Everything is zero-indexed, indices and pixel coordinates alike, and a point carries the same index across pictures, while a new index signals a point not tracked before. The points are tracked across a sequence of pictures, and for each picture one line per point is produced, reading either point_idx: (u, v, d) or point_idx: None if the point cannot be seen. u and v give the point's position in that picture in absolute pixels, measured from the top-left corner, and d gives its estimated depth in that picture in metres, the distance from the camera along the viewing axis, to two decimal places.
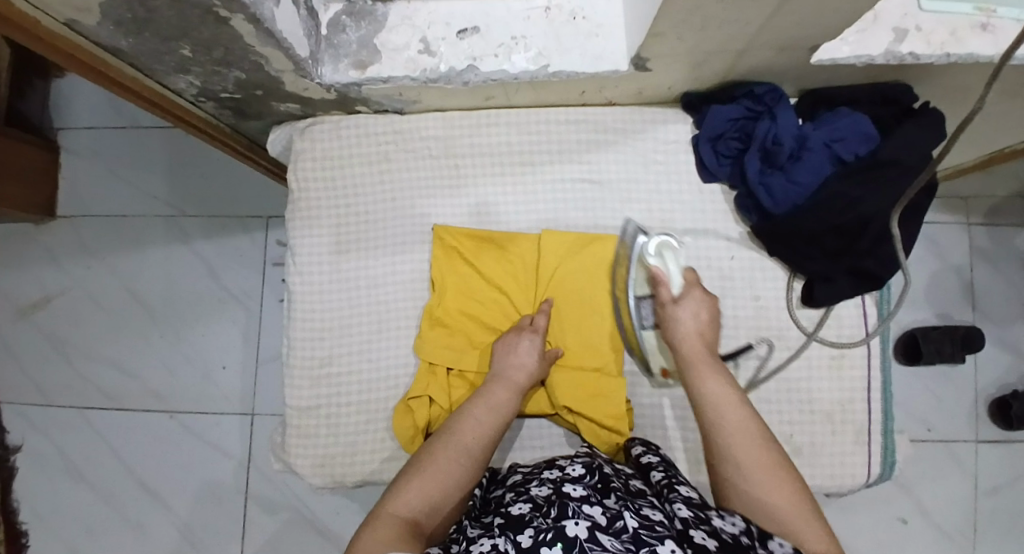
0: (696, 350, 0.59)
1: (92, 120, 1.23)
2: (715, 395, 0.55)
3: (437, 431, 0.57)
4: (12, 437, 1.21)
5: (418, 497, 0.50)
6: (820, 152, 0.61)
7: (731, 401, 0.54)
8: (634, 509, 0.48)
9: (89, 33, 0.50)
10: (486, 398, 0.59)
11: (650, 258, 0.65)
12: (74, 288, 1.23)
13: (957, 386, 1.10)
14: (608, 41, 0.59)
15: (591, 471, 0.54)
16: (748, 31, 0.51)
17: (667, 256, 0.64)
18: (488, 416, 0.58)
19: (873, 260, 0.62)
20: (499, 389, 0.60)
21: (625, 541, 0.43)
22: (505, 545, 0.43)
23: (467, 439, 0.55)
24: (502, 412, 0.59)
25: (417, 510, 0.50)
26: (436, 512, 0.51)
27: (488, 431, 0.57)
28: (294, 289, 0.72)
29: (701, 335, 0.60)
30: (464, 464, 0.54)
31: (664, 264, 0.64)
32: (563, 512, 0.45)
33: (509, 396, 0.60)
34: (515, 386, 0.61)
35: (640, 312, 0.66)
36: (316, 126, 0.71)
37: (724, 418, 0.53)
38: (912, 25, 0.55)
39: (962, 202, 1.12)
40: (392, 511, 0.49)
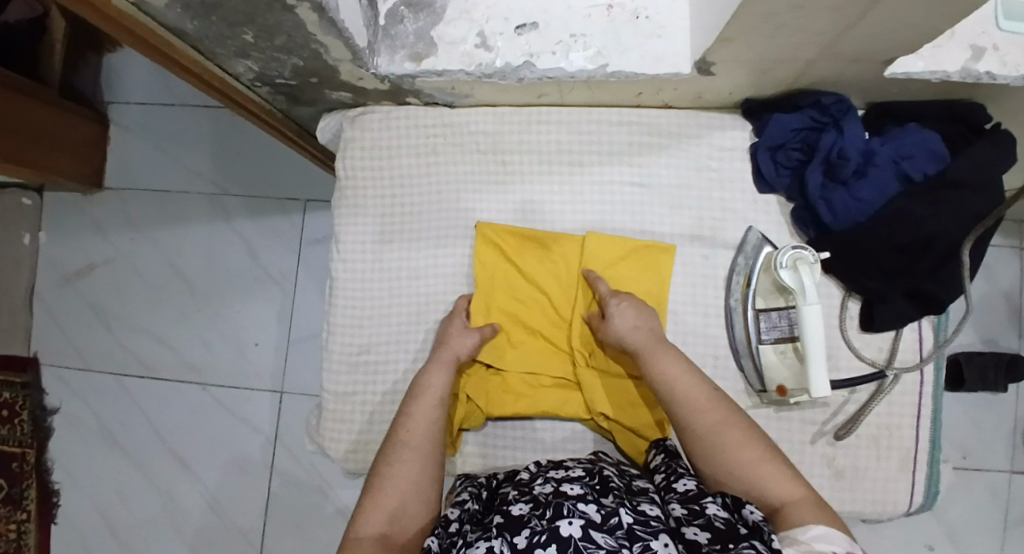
0: (646, 341, 0.61)
1: (142, 96, 1.26)
2: (669, 379, 0.58)
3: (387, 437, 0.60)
4: (51, 399, 1.25)
5: (380, 515, 0.54)
6: (887, 169, 0.58)
7: (686, 382, 0.58)
8: (632, 506, 0.49)
9: (156, 14, 0.51)
10: (421, 393, 0.61)
11: (782, 273, 0.60)
12: (117, 259, 1.26)
13: (1000, 415, 1.06)
14: (669, 43, 0.57)
15: (592, 474, 0.55)
16: (822, 40, 0.49)
17: (803, 271, 0.59)
18: (423, 405, 0.60)
19: (934, 283, 0.60)
20: (434, 379, 0.62)
21: (619, 537, 0.44)
22: (501, 547, 0.44)
23: (411, 443, 0.58)
24: (438, 393, 0.61)
25: (382, 525, 0.53)
26: (401, 516, 0.54)
27: (429, 423, 0.59)
28: (336, 275, 0.72)
29: (644, 326, 0.62)
30: (415, 465, 0.57)
31: (798, 282, 0.59)
32: (558, 512, 0.46)
33: (440, 375, 0.62)
34: (444, 363, 0.63)
35: (753, 325, 0.64)
36: (366, 115, 0.71)
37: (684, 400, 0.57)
38: (989, 44, 0.53)
39: (1019, 225, 1.07)
40: (358, 535, 0.52)
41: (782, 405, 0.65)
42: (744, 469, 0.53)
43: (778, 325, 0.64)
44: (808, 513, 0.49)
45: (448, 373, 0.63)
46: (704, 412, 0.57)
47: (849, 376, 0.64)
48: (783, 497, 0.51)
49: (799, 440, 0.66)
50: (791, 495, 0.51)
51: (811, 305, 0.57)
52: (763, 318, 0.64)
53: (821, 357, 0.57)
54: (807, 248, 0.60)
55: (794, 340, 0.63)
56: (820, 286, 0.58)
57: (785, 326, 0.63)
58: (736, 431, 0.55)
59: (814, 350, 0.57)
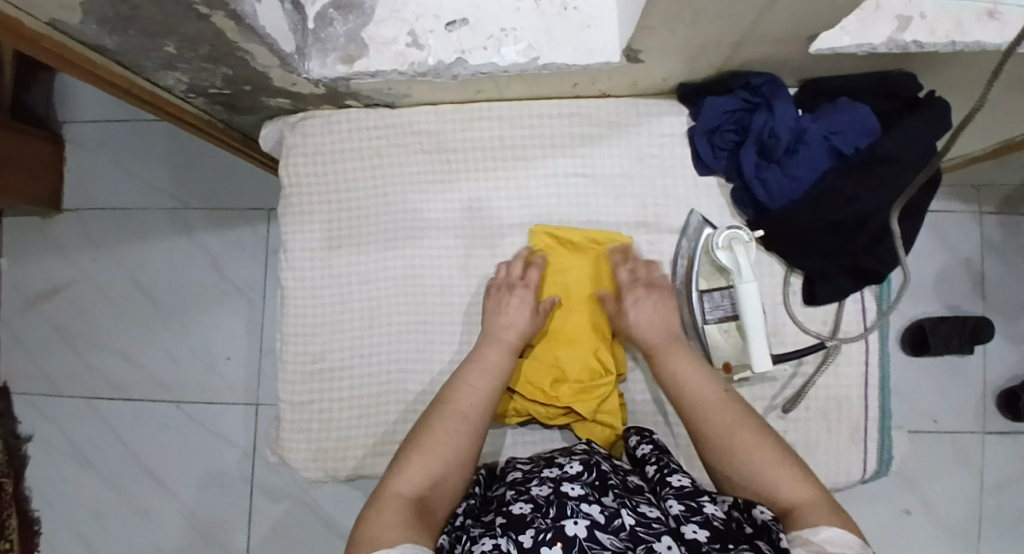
0: (659, 339, 0.62)
1: (94, 112, 1.23)
2: (684, 375, 0.60)
3: (434, 404, 0.60)
4: (23, 427, 1.24)
5: (421, 475, 0.53)
6: (818, 146, 0.59)
7: (698, 379, 0.59)
8: (632, 507, 0.50)
9: (74, 32, 0.50)
10: (483, 364, 0.62)
11: (719, 254, 0.62)
12: (81, 280, 1.24)
13: (963, 379, 1.08)
14: (600, 33, 0.57)
15: (590, 469, 0.55)
16: (741, 21, 0.49)
17: (738, 248, 0.61)
18: (478, 377, 0.61)
19: (872, 259, 0.61)
20: (496, 353, 0.62)
21: (623, 538, 0.46)
22: (507, 546, 0.45)
23: (464, 409, 0.58)
24: (496, 371, 0.61)
25: (420, 487, 0.53)
26: (441, 485, 0.54)
27: (479, 396, 0.60)
28: (287, 285, 0.72)
29: (655, 323, 0.63)
30: (461, 434, 0.57)
31: (733, 261, 0.61)
32: (563, 511, 0.47)
33: (502, 353, 0.63)
34: (503, 342, 0.63)
35: (697, 305, 0.65)
36: (306, 120, 0.70)
37: (694, 399, 0.58)
38: (916, 13, 0.53)
39: (973, 191, 1.09)
40: (395, 491, 0.52)
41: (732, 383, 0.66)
42: (756, 469, 0.53)
43: (721, 305, 0.65)
44: (820, 514, 0.48)
45: (509, 355, 0.63)
46: (718, 412, 0.57)
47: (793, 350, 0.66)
48: (794, 500, 0.50)
49: None
50: (801, 496, 0.50)
51: (748, 283, 0.60)
52: (705, 297, 0.66)
53: (761, 333, 0.59)
54: (743, 228, 0.62)
55: (736, 318, 0.65)
56: (753, 260, 0.61)
57: (728, 305, 0.65)
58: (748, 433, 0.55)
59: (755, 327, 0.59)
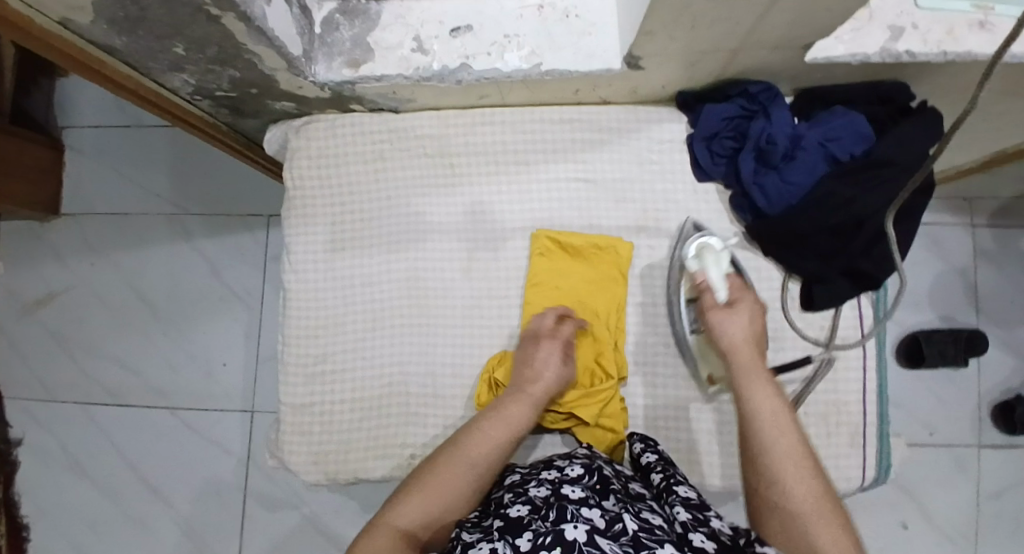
0: (745, 358, 0.60)
1: (96, 118, 1.24)
2: (765, 412, 0.56)
3: (446, 444, 0.59)
4: (15, 433, 1.22)
5: (416, 512, 0.53)
6: (815, 151, 0.60)
7: (781, 423, 0.56)
8: (634, 512, 0.49)
9: (84, 32, 0.51)
10: (506, 415, 0.60)
11: (690, 264, 0.65)
12: (78, 285, 1.24)
13: (959, 389, 1.09)
14: (601, 40, 0.59)
15: (591, 473, 0.55)
16: (739, 29, 0.51)
17: (707, 258, 0.64)
18: (496, 426, 0.59)
19: (868, 261, 0.62)
20: (519, 406, 0.61)
21: (624, 543, 0.44)
22: (503, 549, 0.45)
23: (475, 454, 0.57)
24: (514, 426, 0.60)
25: (415, 522, 0.52)
26: (435, 524, 0.53)
27: (496, 447, 0.58)
28: (290, 286, 0.72)
29: (751, 341, 0.61)
30: (468, 476, 0.56)
31: (701, 267, 0.64)
32: (562, 515, 0.46)
33: (524, 407, 0.61)
34: (529, 395, 0.62)
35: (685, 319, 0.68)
36: (311, 124, 0.71)
37: (775, 438, 0.55)
38: (908, 23, 0.55)
39: (965, 203, 1.11)
40: (390, 521, 0.52)
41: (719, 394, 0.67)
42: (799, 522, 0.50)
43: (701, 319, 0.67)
44: None
45: (529, 411, 0.61)
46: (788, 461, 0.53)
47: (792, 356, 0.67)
48: None
49: None
50: None
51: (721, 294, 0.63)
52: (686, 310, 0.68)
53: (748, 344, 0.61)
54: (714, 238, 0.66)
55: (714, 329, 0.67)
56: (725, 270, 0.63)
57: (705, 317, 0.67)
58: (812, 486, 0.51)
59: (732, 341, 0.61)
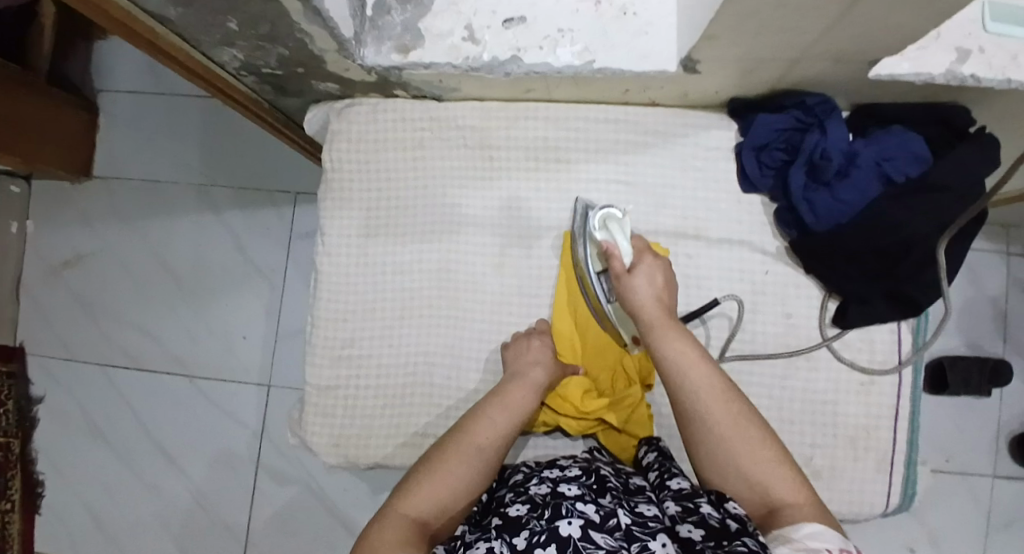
0: (656, 315, 0.57)
1: (132, 84, 1.25)
2: (680, 357, 0.55)
3: (451, 431, 0.58)
4: (36, 389, 1.25)
5: (427, 500, 0.51)
6: (869, 170, 0.58)
7: (693, 363, 0.54)
8: (629, 507, 0.49)
9: (139, 1, 0.50)
10: (507, 401, 0.59)
11: (597, 235, 0.64)
12: (105, 249, 1.25)
13: (984, 419, 1.06)
14: (657, 41, 0.57)
15: (588, 473, 0.55)
16: (805, 40, 0.49)
17: (613, 227, 0.63)
18: (502, 414, 0.58)
19: (914, 286, 0.60)
20: (521, 391, 0.60)
21: (619, 537, 0.44)
22: (500, 549, 0.44)
23: (481, 441, 0.56)
24: (519, 411, 0.59)
25: (426, 513, 0.51)
26: (445, 513, 0.52)
27: (502, 433, 0.57)
28: (321, 268, 0.72)
29: (660, 300, 0.59)
30: (476, 466, 0.55)
31: (610, 237, 0.63)
32: (557, 512, 0.46)
33: (528, 393, 0.60)
34: (533, 382, 0.61)
35: (598, 288, 0.65)
36: (353, 107, 0.71)
37: (692, 384, 0.54)
38: (975, 46, 0.53)
39: (1006, 230, 1.08)
40: (402, 513, 0.50)
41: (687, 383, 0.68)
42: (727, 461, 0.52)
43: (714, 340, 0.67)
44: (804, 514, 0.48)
45: (534, 396, 0.61)
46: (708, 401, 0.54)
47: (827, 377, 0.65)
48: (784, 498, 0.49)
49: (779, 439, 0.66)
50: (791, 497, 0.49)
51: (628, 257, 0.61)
52: (598, 285, 0.65)
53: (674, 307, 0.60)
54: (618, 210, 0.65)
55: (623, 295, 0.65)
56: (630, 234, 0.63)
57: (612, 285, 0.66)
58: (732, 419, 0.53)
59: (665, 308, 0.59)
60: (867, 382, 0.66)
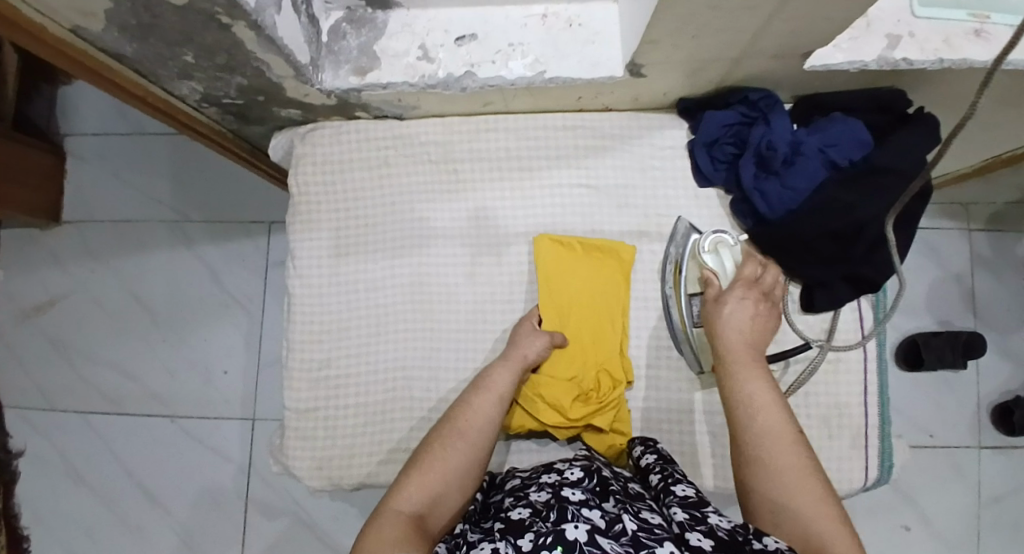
0: (736, 347, 0.60)
1: (97, 125, 1.24)
2: (752, 393, 0.56)
3: (440, 424, 0.59)
4: (14, 441, 1.22)
5: (421, 494, 0.52)
6: (814, 157, 0.61)
7: (764, 400, 0.55)
8: (634, 513, 0.49)
9: (95, 39, 0.51)
10: (490, 385, 0.61)
11: (706, 258, 0.66)
12: (78, 292, 1.24)
13: (959, 392, 1.09)
14: (604, 47, 0.60)
15: (591, 476, 0.55)
16: (740, 38, 0.52)
17: (723, 253, 0.66)
18: (481, 401, 0.60)
19: (869, 267, 0.63)
20: (502, 371, 0.62)
21: (624, 543, 0.44)
22: (506, 549, 0.45)
23: (470, 428, 0.57)
24: (501, 393, 0.61)
25: (420, 508, 0.52)
26: (440, 505, 0.53)
27: (487, 418, 0.59)
28: (294, 292, 0.72)
29: (743, 331, 0.61)
30: (466, 457, 0.56)
31: (721, 264, 0.66)
32: (563, 516, 0.47)
33: (506, 370, 0.62)
34: (512, 362, 0.63)
35: (690, 309, 0.67)
36: (316, 131, 0.72)
37: (755, 414, 0.55)
38: (906, 32, 0.56)
39: (962, 208, 1.12)
40: (398, 510, 0.51)
41: None
42: (806, 520, 0.48)
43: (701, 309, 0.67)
44: None
45: (515, 373, 0.62)
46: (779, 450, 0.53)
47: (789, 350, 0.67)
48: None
49: None
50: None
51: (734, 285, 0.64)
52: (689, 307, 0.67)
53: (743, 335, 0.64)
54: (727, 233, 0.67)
55: None
56: (741, 261, 0.65)
57: None
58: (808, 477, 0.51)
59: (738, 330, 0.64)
60: (835, 361, 0.68)
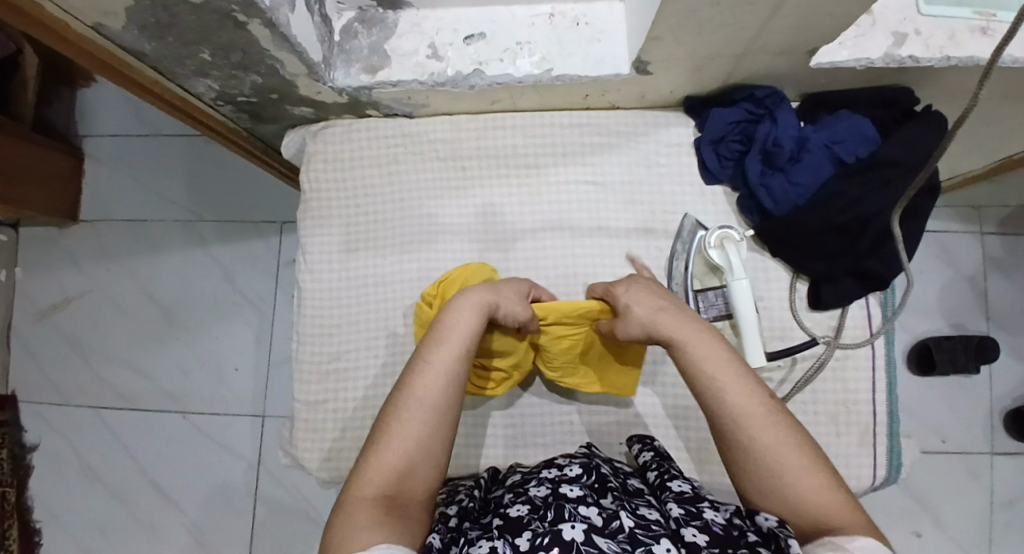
0: (668, 322, 0.58)
1: (115, 127, 1.27)
2: (704, 360, 0.55)
3: (394, 393, 0.56)
4: (30, 436, 1.24)
5: (383, 475, 0.51)
6: (820, 153, 0.62)
7: (722, 368, 0.54)
8: (631, 510, 0.49)
9: (114, 37, 0.53)
10: (442, 339, 0.57)
11: (711, 252, 0.67)
12: (93, 291, 1.26)
13: (971, 396, 1.08)
14: (610, 46, 0.60)
15: (589, 472, 0.56)
16: (743, 35, 0.52)
17: (730, 248, 0.66)
18: (441, 354, 0.56)
19: (876, 261, 0.63)
20: (458, 318, 0.58)
21: (621, 540, 0.44)
22: (503, 548, 0.45)
23: (423, 393, 0.54)
24: (458, 343, 0.57)
25: (384, 486, 0.51)
26: (409, 477, 0.52)
27: (444, 374, 0.55)
28: (304, 287, 0.74)
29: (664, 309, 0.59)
30: (428, 418, 0.54)
31: (727, 258, 0.66)
32: (560, 515, 0.47)
33: (462, 318, 0.58)
34: (472, 309, 0.59)
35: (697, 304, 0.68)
36: (327, 129, 0.73)
37: (718, 386, 0.53)
38: (911, 29, 0.56)
39: (974, 210, 1.11)
40: (361, 495, 0.50)
41: None
42: (789, 472, 0.49)
43: (717, 306, 0.68)
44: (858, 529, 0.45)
45: (472, 319, 0.58)
46: (741, 410, 0.52)
47: (791, 346, 0.68)
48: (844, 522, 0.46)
49: None
50: (850, 520, 0.46)
51: (739, 279, 0.65)
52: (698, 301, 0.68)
53: (754, 326, 0.64)
54: (733, 228, 0.68)
55: (730, 317, 0.68)
56: (745, 256, 0.66)
57: (721, 304, 0.68)
58: (778, 428, 0.51)
59: (748, 320, 0.64)
60: (842, 359, 0.68)
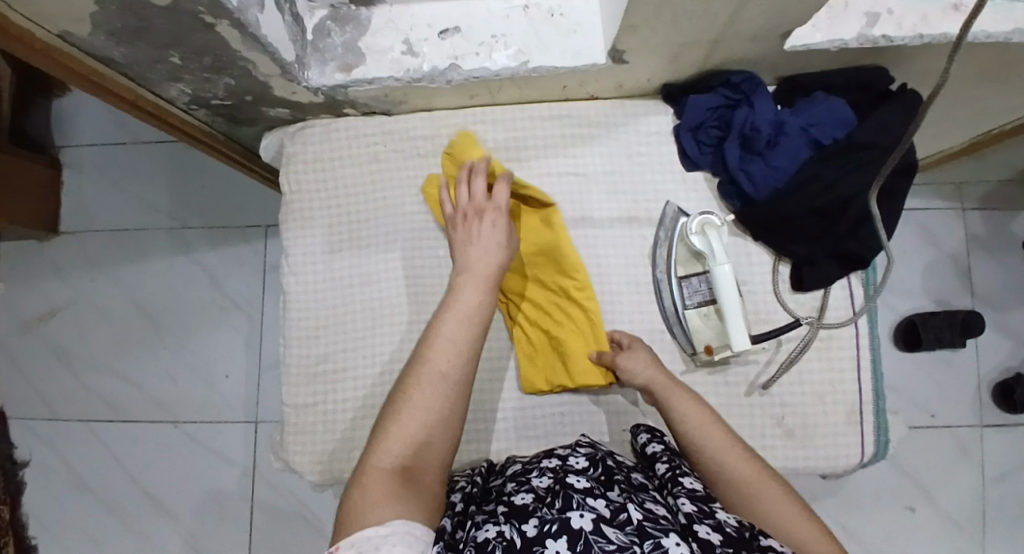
0: (661, 380, 0.63)
1: (92, 136, 1.25)
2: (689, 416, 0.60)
3: (410, 364, 0.57)
4: (20, 452, 1.23)
5: (400, 445, 0.52)
6: (797, 136, 0.62)
7: (704, 424, 0.59)
8: (638, 503, 0.49)
9: (82, 43, 0.52)
10: (458, 309, 0.59)
11: (693, 238, 0.67)
12: (78, 303, 1.25)
13: (957, 371, 1.10)
14: (586, 36, 0.60)
15: (596, 464, 0.56)
16: (718, 21, 0.52)
17: (711, 233, 0.66)
18: (458, 327, 0.58)
19: (855, 242, 0.64)
20: (469, 291, 0.61)
21: (629, 533, 0.44)
22: (511, 534, 0.45)
23: (442, 364, 0.56)
24: (470, 315, 0.59)
25: (401, 457, 0.51)
26: (425, 449, 0.53)
27: (456, 345, 0.57)
28: (289, 290, 0.73)
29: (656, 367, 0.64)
30: (447, 391, 0.55)
31: (709, 244, 0.66)
32: (568, 504, 0.47)
33: (474, 292, 0.61)
34: (479, 281, 0.62)
35: (679, 292, 0.68)
36: (306, 129, 0.73)
37: (703, 441, 0.58)
38: (884, 9, 0.56)
39: (955, 188, 1.12)
40: (377, 465, 0.50)
41: (715, 366, 0.69)
42: (787, 527, 0.51)
43: (701, 291, 0.68)
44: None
45: (481, 292, 0.61)
46: (726, 458, 0.56)
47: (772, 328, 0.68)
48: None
49: (748, 403, 0.69)
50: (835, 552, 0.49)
51: (722, 266, 0.64)
52: (680, 288, 0.68)
53: (738, 312, 0.63)
54: (714, 214, 0.68)
55: (715, 303, 0.68)
56: (726, 243, 0.65)
57: (705, 290, 0.68)
58: (760, 475, 0.55)
59: (730, 306, 0.63)
60: (827, 340, 0.68)
